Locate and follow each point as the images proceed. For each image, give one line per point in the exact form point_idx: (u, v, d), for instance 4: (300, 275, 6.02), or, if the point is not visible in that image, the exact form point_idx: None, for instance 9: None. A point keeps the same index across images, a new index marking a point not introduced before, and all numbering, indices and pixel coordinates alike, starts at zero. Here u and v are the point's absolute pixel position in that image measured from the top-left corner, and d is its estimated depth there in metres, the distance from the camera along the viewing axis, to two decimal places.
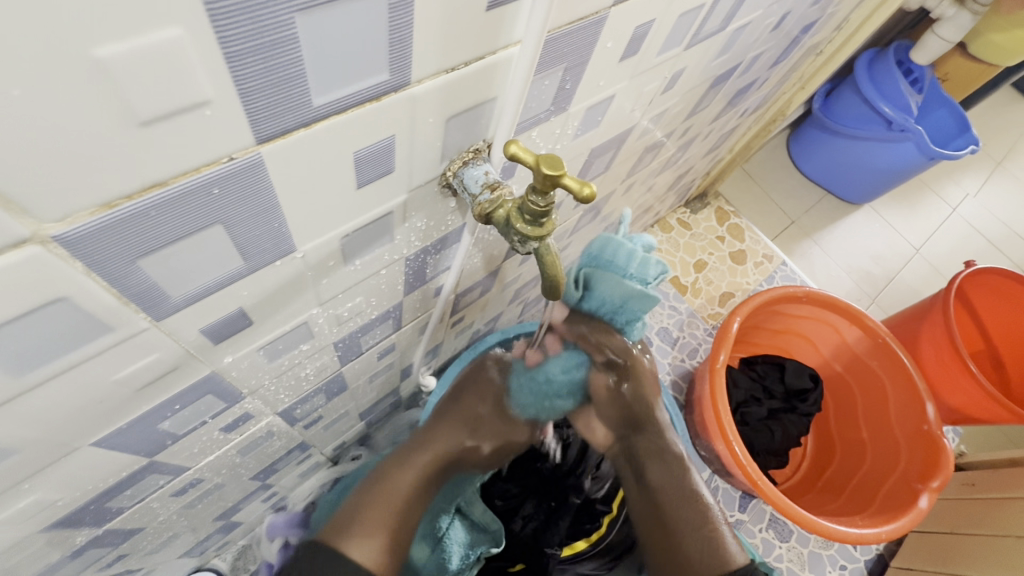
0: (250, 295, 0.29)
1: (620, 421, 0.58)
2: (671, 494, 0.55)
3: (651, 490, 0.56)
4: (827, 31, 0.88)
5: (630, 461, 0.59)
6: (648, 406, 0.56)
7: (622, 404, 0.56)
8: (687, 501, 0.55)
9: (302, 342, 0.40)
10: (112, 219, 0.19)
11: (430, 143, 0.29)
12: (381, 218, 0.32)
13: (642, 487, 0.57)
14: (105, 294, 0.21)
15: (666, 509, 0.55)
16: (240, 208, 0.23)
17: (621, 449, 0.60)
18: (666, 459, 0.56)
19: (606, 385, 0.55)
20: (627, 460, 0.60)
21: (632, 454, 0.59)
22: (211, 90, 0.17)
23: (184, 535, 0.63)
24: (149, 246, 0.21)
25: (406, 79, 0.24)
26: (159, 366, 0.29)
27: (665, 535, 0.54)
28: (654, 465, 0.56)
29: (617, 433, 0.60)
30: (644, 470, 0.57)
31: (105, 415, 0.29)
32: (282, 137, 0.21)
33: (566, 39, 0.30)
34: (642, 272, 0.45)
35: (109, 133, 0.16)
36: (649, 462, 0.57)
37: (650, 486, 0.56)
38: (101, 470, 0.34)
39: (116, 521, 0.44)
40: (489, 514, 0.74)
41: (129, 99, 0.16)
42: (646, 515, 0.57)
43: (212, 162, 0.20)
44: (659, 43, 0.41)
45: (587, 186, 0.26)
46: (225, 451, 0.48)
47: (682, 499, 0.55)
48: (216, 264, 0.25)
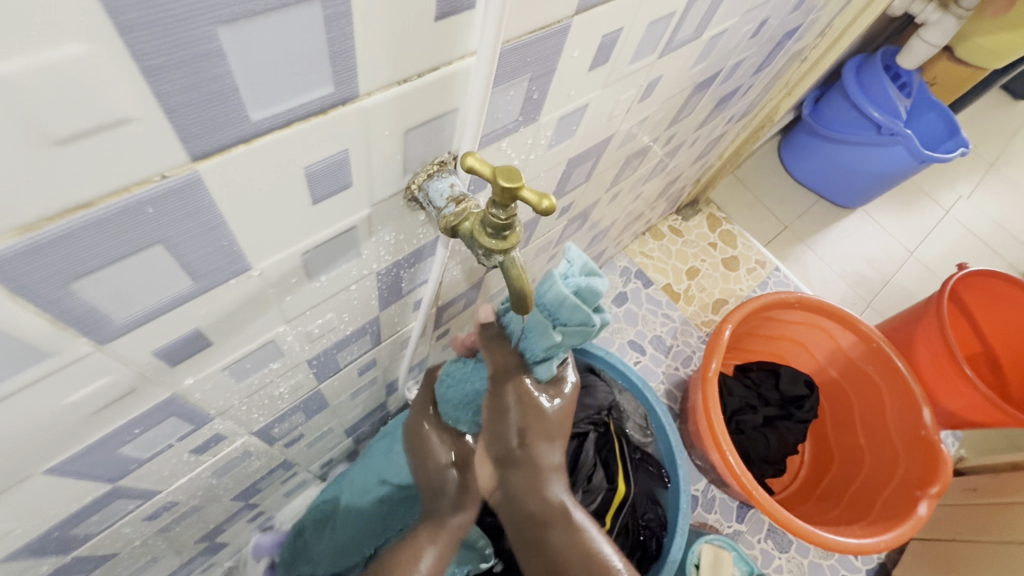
0: (205, 315, 0.28)
1: (495, 451, 0.43)
2: (552, 561, 0.39)
3: (544, 556, 0.40)
4: (811, 37, 0.88)
5: (514, 520, 0.42)
6: (531, 426, 0.41)
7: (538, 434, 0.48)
8: (581, 565, 0.39)
9: (271, 360, 0.39)
10: (34, 242, 0.18)
11: (389, 156, 0.29)
12: (344, 233, 0.32)
13: (531, 555, 0.41)
14: (39, 319, 0.21)
15: (552, 573, 0.40)
16: (181, 226, 0.22)
17: (503, 500, 0.42)
18: (559, 519, 0.40)
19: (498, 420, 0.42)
20: (510, 520, 0.42)
21: (515, 509, 0.42)
22: (131, 105, 0.17)
23: (165, 558, 0.62)
24: (82, 268, 0.20)
25: (354, 91, 0.23)
26: (110, 391, 0.28)
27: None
28: (541, 522, 0.40)
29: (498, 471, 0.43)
30: (532, 529, 0.41)
31: (55, 442, 0.28)
32: (221, 153, 0.20)
33: (527, 50, 0.30)
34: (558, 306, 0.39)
35: (21, 152, 0.16)
36: (530, 522, 0.40)
37: (539, 551, 0.40)
38: (60, 497, 0.33)
39: (84, 548, 0.43)
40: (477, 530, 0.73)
41: (38, 116, 0.15)
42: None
43: (144, 180, 0.19)
44: (629, 52, 0.41)
45: (546, 198, 0.26)
46: (199, 473, 0.47)
47: (576, 565, 0.39)
48: (163, 285, 0.24)
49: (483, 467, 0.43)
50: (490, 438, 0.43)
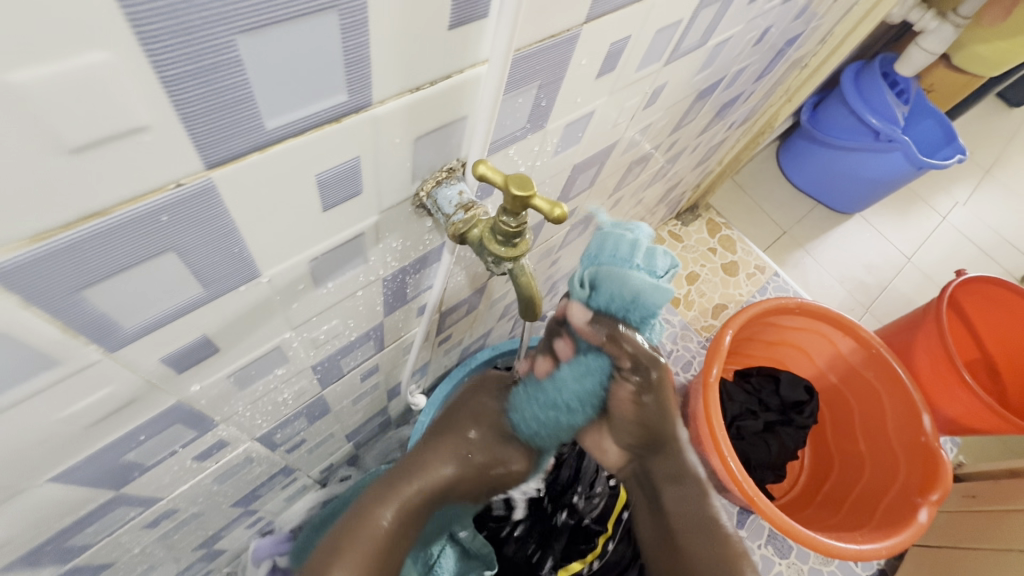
0: (212, 322, 0.28)
1: (637, 438, 0.57)
2: (686, 520, 0.56)
3: (666, 514, 0.58)
4: (811, 44, 0.88)
5: (645, 484, 0.60)
6: (670, 421, 0.55)
7: (642, 423, 0.55)
8: (702, 528, 0.55)
9: (276, 366, 0.39)
10: (46, 249, 0.18)
11: (399, 163, 0.28)
12: (353, 240, 0.31)
13: (657, 512, 0.59)
14: (47, 326, 0.20)
15: (683, 533, 0.56)
16: (192, 234, 0.22)
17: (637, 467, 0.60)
18: (686, 483, 0.57)
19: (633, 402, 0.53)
20: (642, 484, 0.61)
21: (646, 476, 0.60)
22: (147, 114, 0.17)
23: (164, 565, 0.61)
24: (92, 276, 0.20)
25: (367, 99, 0.23)
26: (115, 399, 0.27)
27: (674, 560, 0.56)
28: (671, 487, 0.58)
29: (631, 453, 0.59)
30: (658, 489, 0.59)
31: (59, 450, 0.28)
32: (234, 161, 0.20)
33: (537, 57, 0.30)
34: (648, 262, 0.44)
35: (36, 161, 0.16)
36: (665, 484, 0.58)
37: (664, 509, 0.58)
38: (62, 506, 0.33)
39: (82, 557, 0.42)
40: (480, 538, 0.73)
41: (55, 125, 0.15)
42: (659, 538, 0.59)
43: (158, 188, 0.19)
44: (636, 59, 0.41)
45: (558, 207, 0.26)
46: (201, 480, 0.47)
47: (700, 525, 0.56)
48: (172, 292, 0.24)
49: (615, 445, 0.59)
50: (631, 429, 0.56)
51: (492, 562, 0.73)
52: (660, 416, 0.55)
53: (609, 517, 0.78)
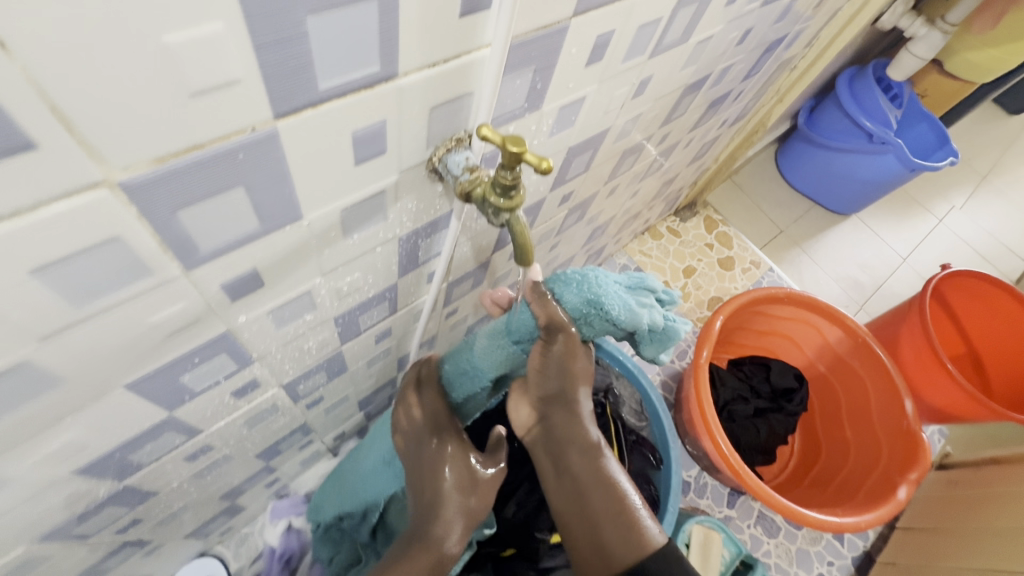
0: (262, 256, 0.34)
1: (543, 390, 0.51)
2: (594, 485, 0.49)
3: (571, 476, 0.50)
4: (798, 47, 0.94)
5: (547, 444, 0.52)
6: (576, 380, 0.51)
7: (562, 373, 0.50)
8: (606, 490, 0.48)
9: (305, 312, 0.45)
10: (160, 172, 0.24)
11: (417, 129, 0.35)
12: (375, 196, 0.38)
13: (561, 474, 0.51)
14: (149, 239, 0.27)
15: (588, 497, 0.48)
16: (258, 173, 0.28)
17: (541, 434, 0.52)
18: (586, 446, 0.50)
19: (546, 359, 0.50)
20: (545, 447, 0.52)
21: (550, 434, 0.52)
22: (241, 70, 0.23)
23: (192, 509, 0.67)
24: (186, 199, 0.26)
25: (395, 71, 0.29)
26: (183, 316, 0.34)
27: (586, 527, 0.48)
28: (572, 445, 0.50)
29: (536, 410, 0.53)
30: (560, 452, 0.51)
31: (138, 357, 0.34)
32: (294, 114, 0.27)
33: (532, 45, 0.36)
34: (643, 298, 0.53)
35: (166, 100, 0.22)
36: (567, 445, 0.50)
37: (571, 470, 0.50)
38: (129, 416, 0.39)
39: (134, 478, 0.48)
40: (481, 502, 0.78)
41: (183, 74, 0.22)
42: (566, 504, 0.50)
43: (239, 130, 0.25)
44: (622, 51, 0.47)
45: (544, 160, 0.32)
46: (234, 419, 0.53)
47: (604, 487, 0.48)
48: (237, 223, 0.30)
49: (523, 400, 0.54)
50: (537, 378, 0.51)
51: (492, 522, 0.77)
52: (571, 368, 0.50)
53: None
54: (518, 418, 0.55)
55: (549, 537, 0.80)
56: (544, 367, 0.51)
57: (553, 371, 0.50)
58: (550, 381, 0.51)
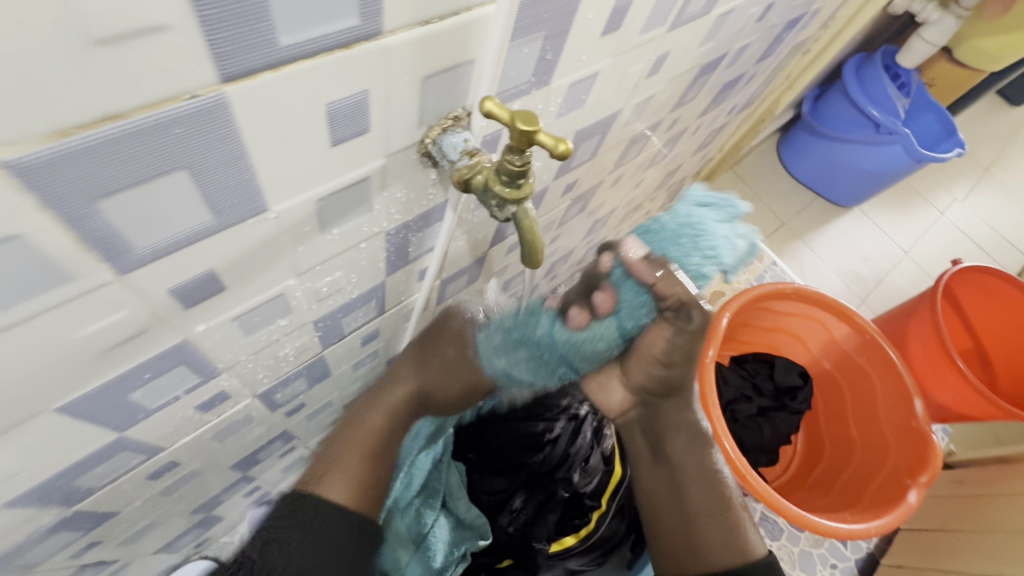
0: (221, 255, 0.29)
1: (656, 384, 0.63)
2: (691, 475, 0.64)
3: (670, 461, 0.65)
4: (814, 29, 0.89)
5: (650, 433, 0.65)
6: (688, 377, 0.64)
7: (671, 365, 0.61)
8: (700, 480, 0.64)
9: (279, 316, 0.39)
10: (67, 149, 0.18)
11: (407, 103, 0.29)
12: (358, 183, 0.32)
13: (658, 460, 0.66)
14: (63, 237, 0.21)
15: (684, 481, 0.65)
16: (204, 153, 0.22)
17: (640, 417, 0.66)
18: (685, 439, 0.66)
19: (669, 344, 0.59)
20: (647, 434, 0.65)
21: (654, 424, 0.65)
22: (169, 14, 0.17)
23: (162, 525, 0.62)
24: (111, 185, 0.20)
25: (378, 28, 0.23)
26: (125, 328, 0.28)
27: (679, 510, 0.63)
28: (674, 435, 0.65)
29: (640, 401, 0.65)
30: (664, 442, 0.65)
31: (73, 375, 0.28)
32: (248, 78, 0.21)
33: (543, 4, 0.30)
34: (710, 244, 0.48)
35: (59, 51, 0.16)
36: (670, 439, 0.65)
37: (668, 459, 0.65)
38: (70, 440, 0.34)
39: (86, 503, 0.43)
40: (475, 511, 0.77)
41: (81, 15, 0.16)
42: (659, 487, 0.64)
43: (172, 97, 0.19)
44: (640, 21, 0.41)
45: (562, 142, 0.26)
46: (202, 433, 0.47)
47: (701, 478, 0.64)
48: (184, 216, 0.24)
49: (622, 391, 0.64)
50: (650, 373, 0.60)
51: (486, 533, 0.76)
52: (680, 353, 0.60)
53: (604, 493, 0.80)
54: (612, 397, 0.68)
55: (547, 548, 0.76)
56: (655, 355, 0.60)
57: (667, 354, 0.60)
58: (662, 374, 0.61)
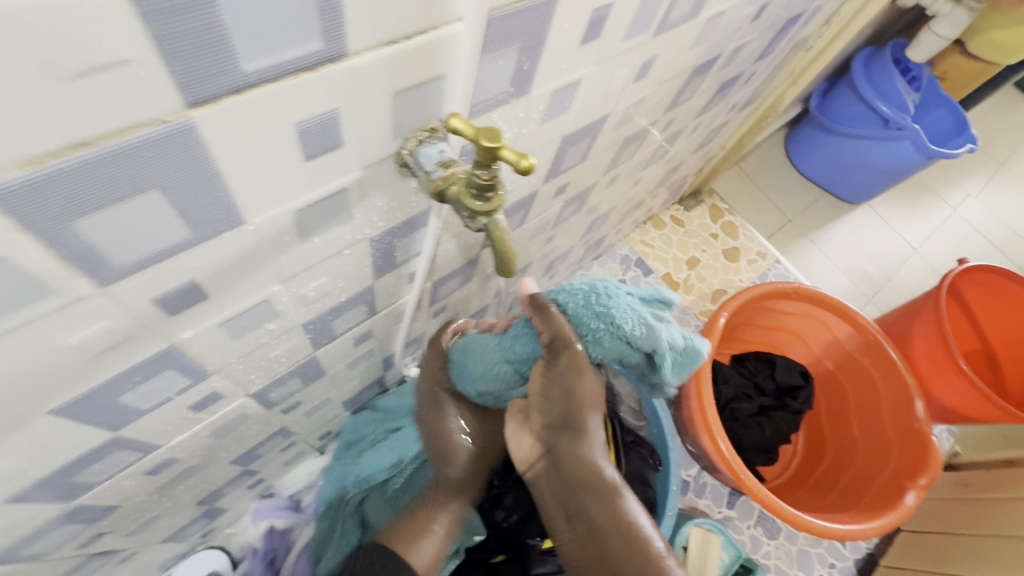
0: (202, 266, 0.30)
1: (549, 419, 0.47)
2: (618, 543, 0.44)
3: (588, 522, 0.46)
4: (816, 25, 0.87)
5: (558, 488, 0.47)
6: (583, 406, 0.46)
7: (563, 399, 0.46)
8: (629, 543, 0.44)
9: (267, 320, 0.41)
10: (38, 176, 0.19)
11: (380, 117, 0.30)
12: (336, 195, 0.33)
13: (574, 521, 0.47)
14: (42, 255, 0.22)
15: (613, 556, 0.45)
16: (176, 172, 0.23)
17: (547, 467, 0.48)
18: (600, 491, 0.45)
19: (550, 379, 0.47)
20: (553, 486, 0.47)
21: (560, 472, 0.47)
22: (130, 48, 0.18)
23: (165, 517, 0.64)
24: (84, 206, 0.22)
25: (343, 49, 0.24)
26: (111, 335, 0.29)
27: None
28: (586, 489, 0.46)
29: (542, 445, 0.48)
30: (578, 499, 0.46)
31: (61, 380, 0.30)
32: (214, 103, 0.22)
33: (515, 18, 0.31)
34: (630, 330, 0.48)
35: (25, 88, 0.17)
36: (585, 494, 0.46)
37: (586, 516, 0.46)
38: (66, 440, 0.35)
39: (87, 497, 0.45)
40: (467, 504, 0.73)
41: (43, 53, 0.17)
42: (579, 554, 0.46)
43: (140, 123, 0.20)
44: (622, 29, 0.41)
45: (524, 158, 0.27)
46: (198, 431, 0.49)
47: (625, 539, 0.44)
48: (160, 231, 0.25)
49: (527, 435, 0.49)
50: (540, 408, 0.47)
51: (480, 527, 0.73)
52: (573, 391, 0.46)
53: None
54: (520, 448, 0.50)
55: (540, 543, 0.78)
56: (539, 393, 0.48)
57: (557, 396, 0.46)
58: (551, 409, 0.46)
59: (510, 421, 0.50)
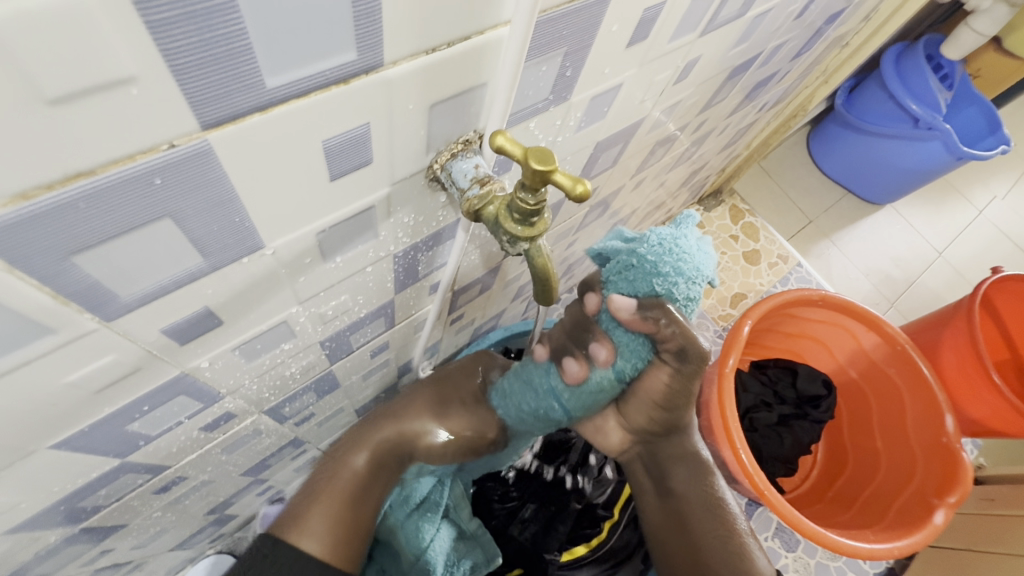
0: (215, 293, 0.27)
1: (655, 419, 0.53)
2: (697, 505, 0.55)
3: (674, 496, 0.56)
4: (855, 22, 0.83)
5: (650, 465, 0.57)
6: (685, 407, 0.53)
7: (661, 400, 0.49)
8: (709, 509, 0.55)
9: (283, 341, 0.38)
10: (31, 211, 0.17)
11: (413, 132, 0.27)
12: (361, 213, 0.30)
13: (662, 495, 0.57)
14: (38, 293, 0.20)
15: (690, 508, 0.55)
16: (190, 200, 0.20)
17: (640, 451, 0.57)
18: (691, 469, 0.56)
19: (677, 376, 0.45)
20: (647, 466, 0.57)
21: (654, 458, 0.57)
22: (136, 64, 0.15)
23: (173, 529, 0.62)
24: (83, 242, 0.19)
25: (379, 59, 0.21)
26: (116, 369, 0.27)
27: (682, 535, 0.55)
28: (673, 464, 0.56)
29: (636, 436, 0.56)
30: (668, 476, 0.56)
31: (63, 417, 0.27)
32: (233, 123, 0.19)
33: (565, 20, 0.28)
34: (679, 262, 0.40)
35: (13, 114, 0.14)
36: (672, 470, 0.56)
37: (674, 491, 0.56)
38: (70, 470, 0.33)
39: (92, 520, 0.43)
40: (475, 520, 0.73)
41: (30, 75, 0.14)
42: (662, 523, 0.56)
43: (149, 148, 0.18)
44: (670, 29, 0.38)
45: (581, 183, 0.24)
46: (208, 450, 0.47)
47: (708, 507, 0.55)
48: (170, 262, 0.23)
49: (619, 429, 0.56)
50: (647, 406, 0.51)
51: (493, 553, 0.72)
52: (688, 392, 0.47)
53: (616, 504, 0.79)
54: (609, 439, 0.58)
55: (558, 558, 0.75)
56: (656, 397, 0.49)
57: (671, 396, 0.48)
58: (661, 412, 0.51)
59: (605, 418, 0.57)
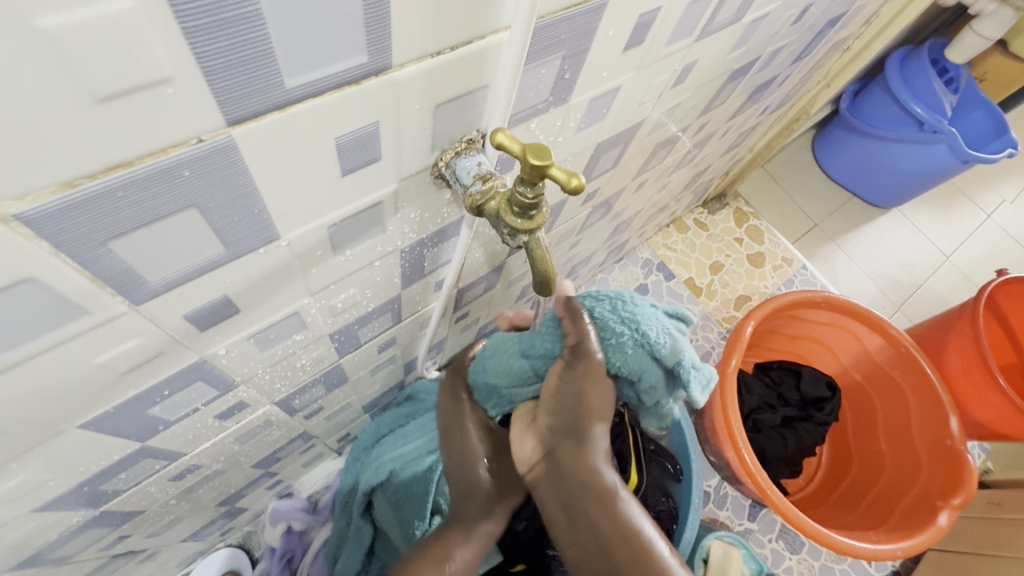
0: (234, 282, 0.29)
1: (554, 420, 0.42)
2: (621, 551, 0.40)
3: (591, 528, 0.41)
4: (856, 26, 0.84)
5: (559, 491, 0.42)
6: (592, 408, 0.41)
7: (563, 404, 0.41)
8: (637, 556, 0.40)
9: (295, 332, 0.40)
10: (75, 198, 0.18)
11: (419, 131, 0.28)
12: (371, 208, 0.32)
13: (575, 525, 0.41)
14: (76, 275, 0.21)
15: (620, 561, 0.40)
16: (214, 190, 0.22)
17: (546, 471, 0.43)
18: (610, 502, 0.40)
19: (572, 378, 0.41)
20: (554, 490, 0.42)
21: (561, 477, 0.42)
22: (171, 65, 0.17)
23: (187, 518, 0.64)
24: (118, 229, 0.21)
25: (387, 62, 0.23)
26: (141, 352, 0.29)
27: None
28: (588, 495, 0.41)
29: (542, 445, 0.43)
30: (581, 506, 0.41)
31: (92, 397, 0.29)
32: (255, 120, 0.21)
33: (562, 26, 0.29)
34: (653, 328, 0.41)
35: (66, 111, 0.16)
36: (586, 500, 0.41)
37: (590, 521, 0.41)
38: (94, 451, 0.35)
39: (112, 504, 0.44)
40: None
41: (82, 77, 0.16)
42: (586, 564, 0.41)
43: (181, 143, 0.19)
44: (666, 34, 0.39)
45: (575, 176, 0.26)
46: (222, 439, 0.49)
47: (637, 556, 0.40)
48: (194, 249, 0.24)
49: (532, 439, 0.44)
50: (550, 410, 0.42)
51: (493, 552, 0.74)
52: (586, 408, 0.41)
53: None
54: (520, 449, 0.46)
55: (560, 554, 0.77)
56: (553, 401, 0.42)
57: (567, 408, 0.42)
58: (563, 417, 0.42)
59: (516, 421, 0.47)
